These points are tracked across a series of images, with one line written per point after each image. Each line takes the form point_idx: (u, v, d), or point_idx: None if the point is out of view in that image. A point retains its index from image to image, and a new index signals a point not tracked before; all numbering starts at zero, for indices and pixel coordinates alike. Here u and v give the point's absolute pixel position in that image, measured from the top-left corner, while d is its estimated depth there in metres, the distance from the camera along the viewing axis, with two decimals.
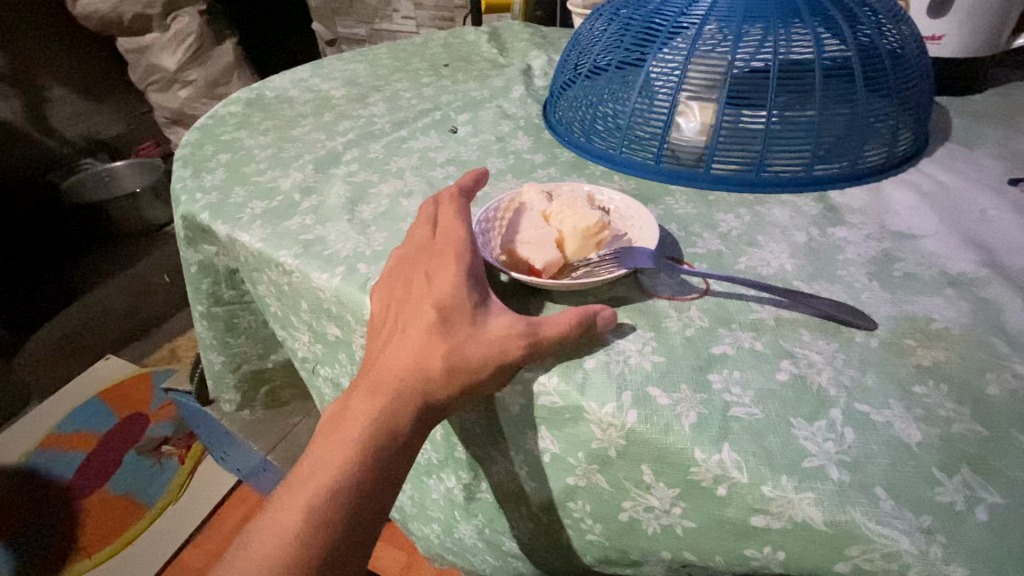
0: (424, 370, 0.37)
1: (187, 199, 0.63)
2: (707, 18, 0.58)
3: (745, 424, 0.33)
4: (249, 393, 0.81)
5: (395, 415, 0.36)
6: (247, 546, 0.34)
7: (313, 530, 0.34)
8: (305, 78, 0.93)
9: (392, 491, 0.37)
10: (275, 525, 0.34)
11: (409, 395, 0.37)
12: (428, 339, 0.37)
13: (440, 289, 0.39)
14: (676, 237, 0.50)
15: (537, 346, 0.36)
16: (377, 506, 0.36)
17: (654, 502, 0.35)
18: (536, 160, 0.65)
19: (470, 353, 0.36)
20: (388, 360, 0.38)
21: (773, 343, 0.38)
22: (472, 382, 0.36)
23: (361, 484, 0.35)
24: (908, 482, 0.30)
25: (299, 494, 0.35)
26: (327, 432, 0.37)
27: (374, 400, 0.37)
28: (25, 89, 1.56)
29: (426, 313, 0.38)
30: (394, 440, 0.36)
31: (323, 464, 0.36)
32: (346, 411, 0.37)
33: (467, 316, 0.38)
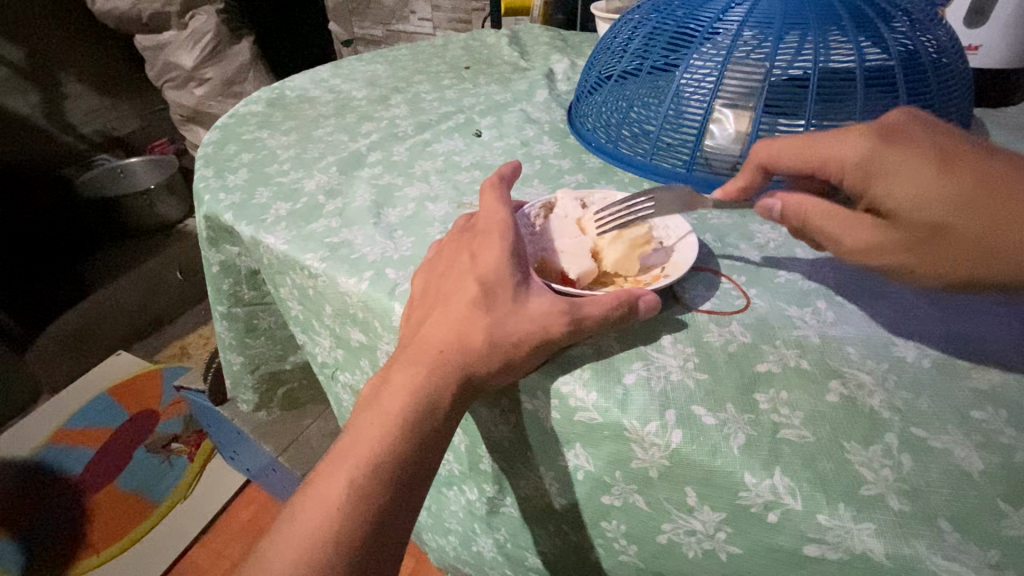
0: (465, 343, 0.36)
1: (210, 198, 0.62)
2: (743, 25, 0.57)
3: (796, 447, 0.31)
4: (264, 395, 0.80)
5: (434, 387, 0.36)
6: (292, 517, 0.34)
7: (356, 500, 0.33)
8: (326, 79, 0.93)
9: (432, 467, 0.36)
10: (319, 498, 0.34)
11: (448, 367, 0.36)
12: (469, 313, 0.37)
13: (482, 265, 0.39)
14: (711, 247, 0.49)
15: (578, 323, 0.36)
16: (418, 481, 0.35)
17: (696, 525, 0.34)
18: (563, 166, 0.64)
19: (511, 328, 0.36)
20: (428, 331, 0.38)
21: (820, 361, 0.37)
22: (513, 356, 0.36)
23: (401, 456, 0.35)
24: (972, 514, 0.28)
25: (341, 466, 0.35)
26: (367, 405, 0.37)
27: (412, 371, 0.36)
28: (44, 85, 1.57)
29: (467, 289, 0.38)
30: (433, 413, 0.36)
31: (364, 435, 0.35)
32: (385, 382, 0.37)
33: (509, 292, 0.37)
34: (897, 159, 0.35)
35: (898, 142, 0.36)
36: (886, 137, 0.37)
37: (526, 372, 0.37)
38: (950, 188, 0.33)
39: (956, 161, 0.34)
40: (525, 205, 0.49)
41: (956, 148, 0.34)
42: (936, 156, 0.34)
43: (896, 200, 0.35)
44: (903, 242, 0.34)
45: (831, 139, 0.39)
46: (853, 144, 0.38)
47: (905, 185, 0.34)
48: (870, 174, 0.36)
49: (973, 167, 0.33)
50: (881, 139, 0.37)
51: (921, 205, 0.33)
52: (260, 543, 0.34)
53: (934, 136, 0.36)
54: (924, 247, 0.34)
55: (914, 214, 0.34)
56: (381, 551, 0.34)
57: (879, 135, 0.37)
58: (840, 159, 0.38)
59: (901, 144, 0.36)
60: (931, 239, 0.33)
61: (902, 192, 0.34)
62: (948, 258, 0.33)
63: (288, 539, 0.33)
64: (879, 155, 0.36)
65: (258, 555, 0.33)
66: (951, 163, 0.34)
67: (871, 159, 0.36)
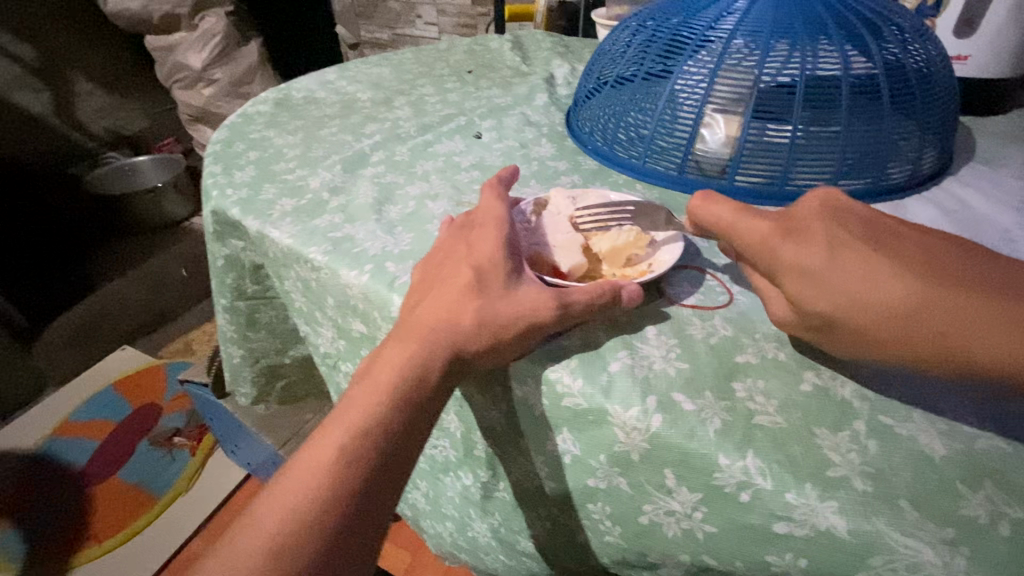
0: (456, 323, 0.38)
1: (218, 194, 0.64)
2: (734, 33, 0.59)
3: (768, 431, 0.33)
4: (266, 387, 0.82)
5: (424, 363, 0.38)
6: (284, 478, 0.36)
7: (345, 466, 0.35)
8: (332, 80, 0.95)
9: (421, 441, 0.38)
10: (309, 460, 0.36)
11: (438, 345, 0.38)
12: (460, 296, 0.39)
13: (478, 253, 0.41)
14: (700, 246, 0.50)
15: (563, 307, 0.38)
16: (404, 453, 0.37)
17: (675, 506, 0.35)
18: (559, 167, 0.66)
19: (500, 310, 0.38)
20: (422, 312, 0.40)
21: (797, 354, 0.39)
22: (499, 337, 0.38)
23: (390, 426, 0.37)
24: (932, 494, 0.30)
25: (332, 432, 0.37)
26: (362, 378, 0.39)
27: (406, 347, 0.38)
28: (55, 84, 1.60)
29: (462, 274, 0.40)
30: (423, 388, 0.38)
31: (357, 405, 0.37)
32: (380, 357, 0.39)
33: (500, 279, 0.40)
34: (796, 250, 0.34)
35: (799, 233, 0.35)
36: (789, 226, 0.36)
37: (512, 356, 0.39)
38: (841, 282, 0.33)
39: (850, 252, 0.33)
40: (522, 201, 0.52)
41: (852, 238, 0.34)
42: (830, 249, 0.34)
43: (796, 292, 0.34)
44: (804, 326, 0.35)
45: (742, 219, 0.37)
46: (760, 226, 0.36)
47: (801, 277, 0.34)
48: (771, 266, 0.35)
49: (855, 265, 0.33)
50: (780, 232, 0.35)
51: (813, 301, 0.33)
52: (253, 505, 0.36)
53: (837, 223, 0.35)
54: (822, 333, 0.34)
55: (807, 306, 0.34)
56: (365, 517, 0.35)
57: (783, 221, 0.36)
58: (746, 240, 0.37)
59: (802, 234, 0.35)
60: (824, 328, 0.34)
61: (801, 286, 0.34)
62: (840, 346, 0.34)
63: (279, 498, 0.35)
64: (779, 245, 0.35)
65: (250, 516, 0.35)
66: (844, 257, 0.33)
67: (773, 247, 0.35)
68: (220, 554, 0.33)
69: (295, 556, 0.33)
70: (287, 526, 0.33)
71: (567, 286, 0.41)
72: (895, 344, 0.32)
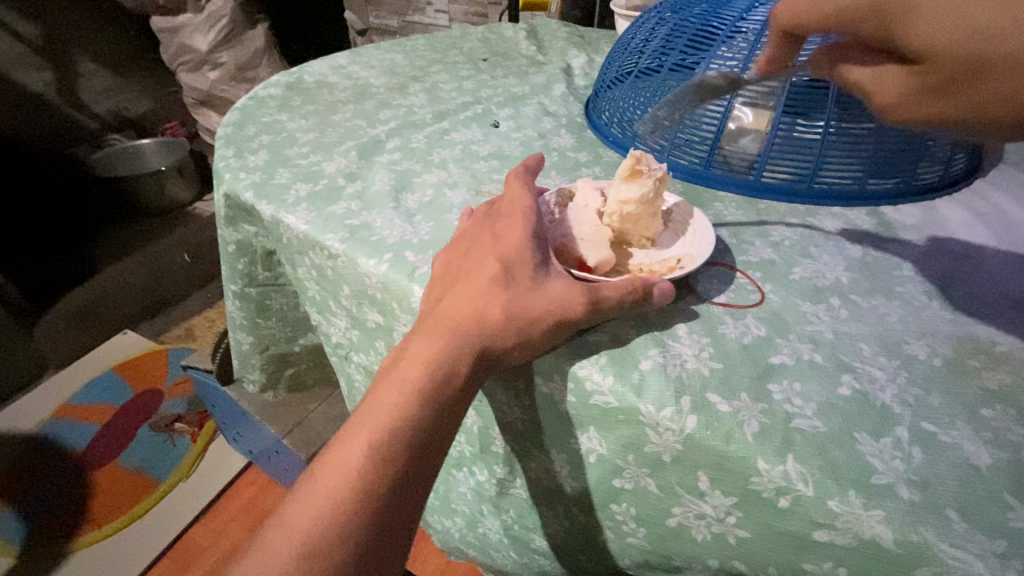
0: (483, 318, 0.37)
1: (230, 177, 0.63)
2: (767, 23, 0.57)
3: (808, 436, 0.32)
4: (274, 374, 0.81)
5: (452, 358, 0.36)
6: (309, 479, 0.35)
7: (374, 465, 0.34)
8: (344, 65, 0.93)
9: (448, 438, 0.37)
10: (336, 461, 0.35)
11: (465, 339, 0.37)
12: (488, 289, 0.38)
13: (504, 244, 0.40)
14: (728, 244, 0.49)
15: (595, 303, 0.37)
16: (431, 452, 0.36)
17: (706, 510, 0.34)
18: (580, 158, 0.65)
19: (530, 305, 0.37)
20: (448, 307, 0.38)
21: (833, 356, 0.37)
22: (529, 332, 0.37)
23: (418, 423, 0.35)
24: (979, 505, 0.29)
25: (360, 431, 0.35)
26: (386, 374, 0.38)
27: (432, 342, 0.37)
28: (58, 62, 1.58)
29: (489, 266, 0.39)
30: (450, 384, 0.36)
31: (381, 403, 0.36)
32: (404, 352, 0.38)
33: (528, 272, 0.38)
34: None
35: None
36: None
37: (541, 353, 0.38)
38: (980, 1, 0.29)
39: None
40: (547, 191, 0.51)
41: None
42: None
43: (914, 37, 0.32)
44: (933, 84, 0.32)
45: None
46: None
47: (921, 14, 0.31)
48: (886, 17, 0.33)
49: None
50: None
51: (939, 41, 0.31)
52: (279, 506, 0.35)
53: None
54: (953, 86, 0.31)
55: (936, 47, 0.31)
56: (395, 518, 0.34)
57: None
58: (849, 6, 0.34)
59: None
60: (961, 74, 0.31)
61: (923, 27, 0.31)
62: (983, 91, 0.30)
63: (308, 496, 0.34)
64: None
65: (277, 517, 0.34)
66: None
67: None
68: (248, 558, 0.32)
69: (326, 561, 0.32)
70: (318, 528, 0.32)
71: (595, 281, 0.40)
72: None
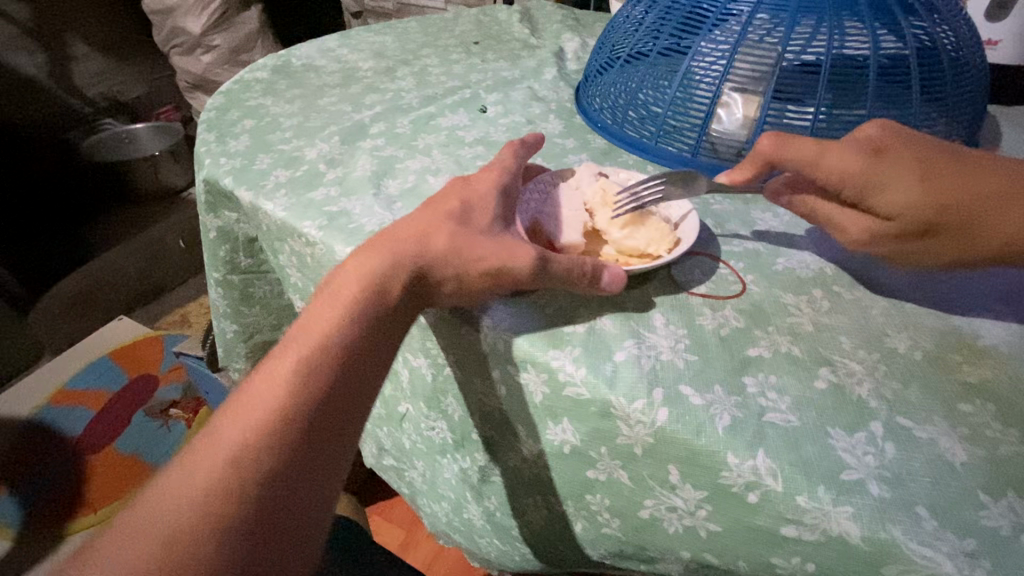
0: (427, 246, 0.38)
1: (210, 162, 0.62)
2: (758, 6, 0.56)
3: (780, 430, 0.32)
4: (260, 362, 0.79)
5: (392, 275, 0.37)
6: (239, 395, 0.33)
7: (307, 374, 0.33)
8: (333, 48, 0.91)
9: (384, 355, 0.36)
10: (266, 375, 0.33)
11: (406, 262, 0.38)
12: (441, 223, 0.40)
13: (469, 189, 0.42)
14: (712, 233, 0.48)
15: (541, 256, 0.37)
16: (369, 365, 0.35)
17: (677, 503, 0.34)
18: (567, 145, 0.63)
19: (474, 244, 0.38)
20: (400, 233, 0.40)
21: (812, 349, 0.37)
22: (467, 269, 0.38)
23: (354, 335, 0.35)
24: (951, 502, 0.29)
25: (295, 345, 0.34)
26: (324, 290, 0.37)
27: (375, 260, 0.38)
28: (49, 45, 1.55)
29: (448, 205, 0.41)
30: (387, 302, 0.37)
31: (319, 315, 0.36)
32: (345, 268, 0.38)
33: (485, 218, 0.40)
34: (891, 167, 0.36)
35: (890, 158, 0.36)
36: (873, 148, 0.36)
37: (479, 297, 0.39)
38: (942, 190, 0.35)
39: (934, 166, 0.36)
40: (543, 172, 0.50)
41: (930, 152, 0.36)
42: (920, 168, 0.35)
43: (894, 203, 0.35)
44: (897, 237, 0.36)
45: (826, 146, 0.37)
46: (849, 153, 0.37)
47: (899, 190, 0.35)
48: (865, 182, 0.36)
49: (948, 176, 0.35)
50: (869, 154, 0.36)
51: (916, 207, 0.35)
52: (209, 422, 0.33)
53: (909, 139, 0.37)
54: (915, 242, 0.36)
55: (910, 214, 0.35)
56: (331, 428, 0.33)
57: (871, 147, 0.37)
58: (840, 169, 0.36)
59: (894, 155, 0.36)
60: (920, 235, 0.36)
61: (900, 197, 0.35)
62: (940, 250, 0.36)
63: (238, 410, 0.32)
64: (875, 166, 0.36)
65: (206, 432, 0.32)
66: (934, 170, 0.35)
67: (867, 170, 0.36)
68: (174, 470, 0.31)
69: (255, 464, 0.30)
70: (248, 436, 0.31)
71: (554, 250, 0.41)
72: (983, 242, 0.35)
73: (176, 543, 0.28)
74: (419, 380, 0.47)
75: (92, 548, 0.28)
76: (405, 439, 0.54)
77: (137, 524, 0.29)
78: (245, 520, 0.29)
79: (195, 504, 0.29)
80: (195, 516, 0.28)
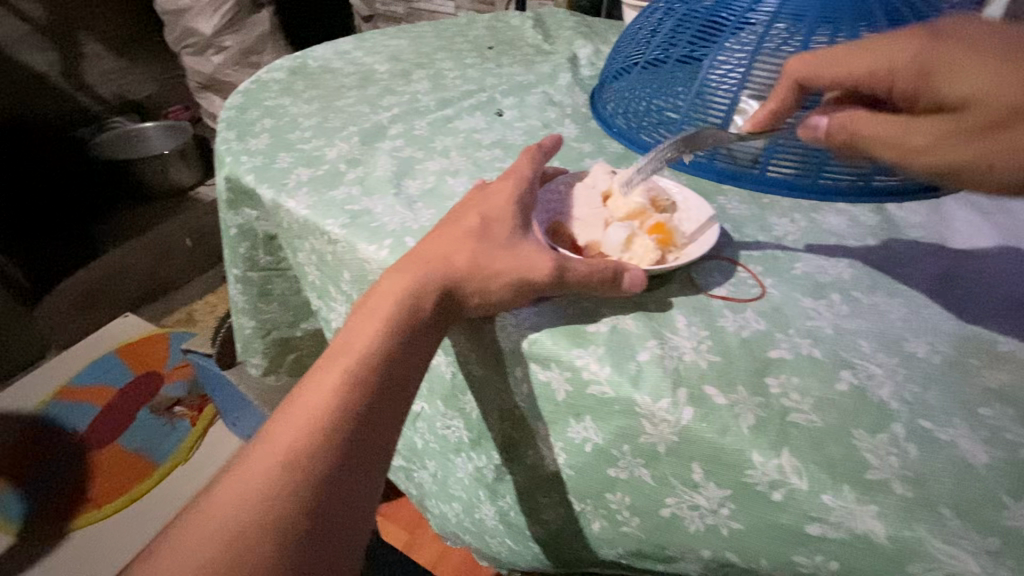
0: (450, 262, 0.39)
1: (232, 160, 0.63)
2: (777, 16, 0.57)
3: (804, 430, 0.32)
4: (276, 359, 0.78)
5: (420, 291, 0.38)
6: (288, 404, 0.35)
7: (349, 388, 0.35)
8: (349, 50, 0.93)
9: (418, 368, 0.38)
10: (313, 386, 0.35)
11: (433, 279, 0.39)
12: (463, 239, 0.40)
13: (487, 204, 0.43)
14: (731, 237, 0.49)
15: (560, 270, 0.37)
16: (403, 379, 0.37)
17: (700, 501, 0.34)
18: (583, 149, 0.64)
19: (495, 260, 0.39)
20: (424, 250, 0.41)
21: (833, 352, 0.37)
22: (490, 285, 0.38)
23: (390, 350, 0.37)
24: (974, 502, 0.29)
25: (337, 359, 0.36)
26: (360, 307, 0.39)
27: (403, 278, 0.39)
28: (62, 43, 1.57)
29: (469, 220, 0.42)
30: (417, 316, 0.38)
31: (357, 332, 0.37)
32: (376, 287, 0.40)
33: (505, 230, 0.41)
34: (957, 48, 0.32)
35: (958, 37, 0.33)
36: (940, 34, 0.34)
37: (502, 309, 0.39)
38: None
39: (1021, 54, 0.31)
40: (561, 174, 0.52)
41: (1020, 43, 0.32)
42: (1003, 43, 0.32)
43: (955, 88, 0.32)
44: (960, 135, 0.31)
45: (882, 43, 0.37)
46: (903, 44, 0.35)
47: (965, 70, 0.31)
48: (923, 67, 0.33)
49: None
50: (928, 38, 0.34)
51: (983, 91, 0.30)
52: (260, 431, 0.35)
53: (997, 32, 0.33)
54: (981, 139, 0.30)
55: (977, 99, 0.31)
56: (369, 441, 0.35)
57: (936, 35, 0.34)
58: (893, 54, 0.35)
59: (960, 38, 0.33)
60: (991, 126, 0.30)
61: (965, 80, 0.31)
62: (1013, 148, 0.30)
63: (288, 419, 0.34)
64: (935, 47, 0.33)
65: (258, 440, 0.34)
66: (1018, 55, 0.31)
67: (926, 51, 0.33)
68: (230, 474, 0.33)
69: (308, 472, 0.32)
70: (297, 446, 0.33)
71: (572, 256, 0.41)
72: None
73: (235, 549, 0.30)
74: (437, 379, 0.48)
75: (158, 548, 0.30)
76: (419, 439, 0.54)
77: (196, 529, 0.30)
78: (299, 524, 0.31)
79: (250, 510, 0.31)
80: (251, 520, 0.30)
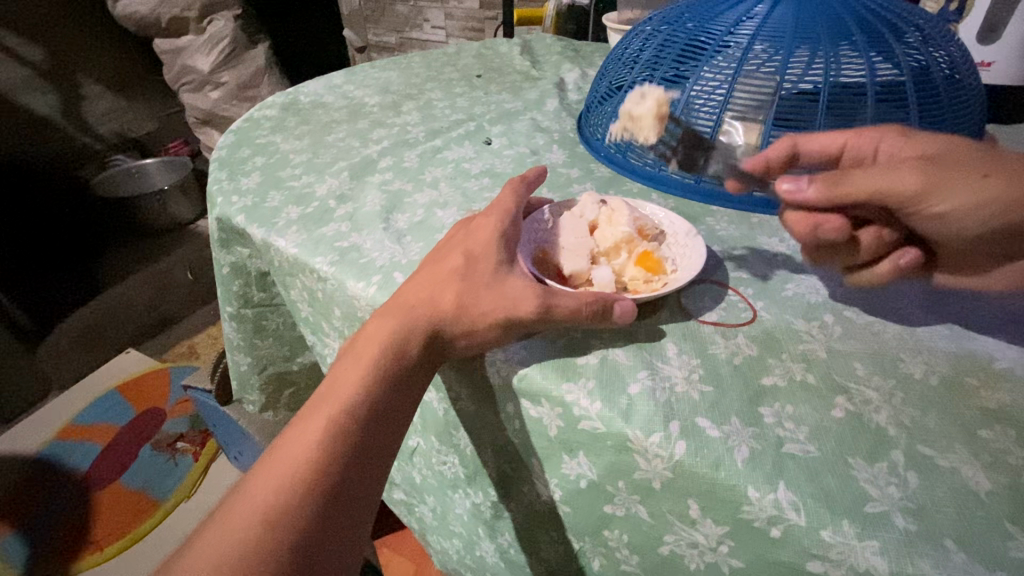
0: (436, 303, 0.39)
1: (222, 201, 0.63)
2: (754, 38, 0.58)
3: (801, 461, 0.31)
4: (273, 394, 0.78)
5: (405, 334, 0.38)
6: (271, 454, 0.35)
7: (333, 437, 0.34)
8: (339, 84, 0.94)
9: (404, 413, 0.38)
10: (296, 436, 0.35)
11: (417, 321, 0.38)
12: (447, 278, 0.40)
13: (471, 241, 0.43)
14: (722, 261, 0.48)
15: (546, 306, 0.37)
16: (389, 425, 0.37)
17: (698, 538, 0.33)
18: (571, 174, 0.64)
19: (481, 298, 0.39)
20: (409, 291, 0.41)
21: (827, 377, 0.37)
22: (476, 326, 0.38)
23: (376, 397, 0.36)
24: (978, 532, 0.28)
25: (323, 406, 0.36)
26: (347, 352, 0.39)
27: (389, 321, 0.39)
28: (62, 85, 1.60)
29: (453, 259, 0.41)
30: (402, 361, 0.38)
31: (342, 379, 0.37)
32: (362, 331, 0.39)
33: (490, 265, 0.40)
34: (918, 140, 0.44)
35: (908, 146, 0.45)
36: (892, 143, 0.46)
37: (488, 347, 0.39)
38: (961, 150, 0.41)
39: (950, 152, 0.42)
40: (546, 205, 0.52)
41: None
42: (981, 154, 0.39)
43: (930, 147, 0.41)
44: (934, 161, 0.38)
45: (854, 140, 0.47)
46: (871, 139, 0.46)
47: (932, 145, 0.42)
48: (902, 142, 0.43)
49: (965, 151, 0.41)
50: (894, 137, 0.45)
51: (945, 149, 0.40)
52: (242, 481, 0.34)
53: None
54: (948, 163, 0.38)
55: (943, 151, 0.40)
56: (355, 490, 0.34)
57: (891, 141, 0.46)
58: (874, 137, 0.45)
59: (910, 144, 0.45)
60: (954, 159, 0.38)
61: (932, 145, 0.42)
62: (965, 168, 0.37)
63: (271, 470, 0.34)
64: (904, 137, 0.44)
65: (239, 491, 0.33)
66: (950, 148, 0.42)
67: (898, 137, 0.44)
68: (209, 530, 0.32)
69: (289, 526, 0.32)
70: (279, 498, 0.32)
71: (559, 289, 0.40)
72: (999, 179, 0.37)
73: None
74: (430, 415, 0.47)
75: None
76: (416, 474, 0.53)
77: None
78: None
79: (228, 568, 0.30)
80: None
